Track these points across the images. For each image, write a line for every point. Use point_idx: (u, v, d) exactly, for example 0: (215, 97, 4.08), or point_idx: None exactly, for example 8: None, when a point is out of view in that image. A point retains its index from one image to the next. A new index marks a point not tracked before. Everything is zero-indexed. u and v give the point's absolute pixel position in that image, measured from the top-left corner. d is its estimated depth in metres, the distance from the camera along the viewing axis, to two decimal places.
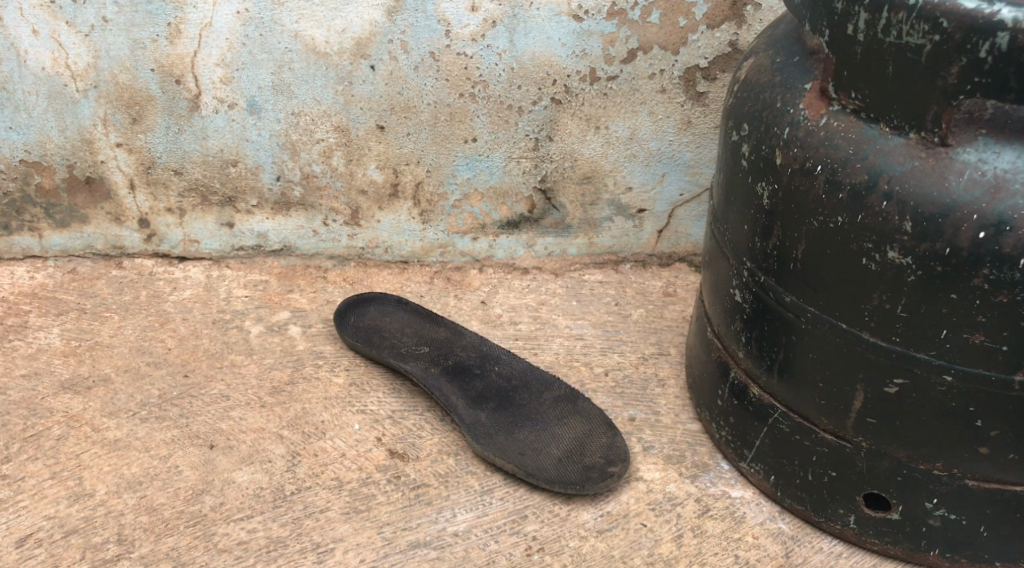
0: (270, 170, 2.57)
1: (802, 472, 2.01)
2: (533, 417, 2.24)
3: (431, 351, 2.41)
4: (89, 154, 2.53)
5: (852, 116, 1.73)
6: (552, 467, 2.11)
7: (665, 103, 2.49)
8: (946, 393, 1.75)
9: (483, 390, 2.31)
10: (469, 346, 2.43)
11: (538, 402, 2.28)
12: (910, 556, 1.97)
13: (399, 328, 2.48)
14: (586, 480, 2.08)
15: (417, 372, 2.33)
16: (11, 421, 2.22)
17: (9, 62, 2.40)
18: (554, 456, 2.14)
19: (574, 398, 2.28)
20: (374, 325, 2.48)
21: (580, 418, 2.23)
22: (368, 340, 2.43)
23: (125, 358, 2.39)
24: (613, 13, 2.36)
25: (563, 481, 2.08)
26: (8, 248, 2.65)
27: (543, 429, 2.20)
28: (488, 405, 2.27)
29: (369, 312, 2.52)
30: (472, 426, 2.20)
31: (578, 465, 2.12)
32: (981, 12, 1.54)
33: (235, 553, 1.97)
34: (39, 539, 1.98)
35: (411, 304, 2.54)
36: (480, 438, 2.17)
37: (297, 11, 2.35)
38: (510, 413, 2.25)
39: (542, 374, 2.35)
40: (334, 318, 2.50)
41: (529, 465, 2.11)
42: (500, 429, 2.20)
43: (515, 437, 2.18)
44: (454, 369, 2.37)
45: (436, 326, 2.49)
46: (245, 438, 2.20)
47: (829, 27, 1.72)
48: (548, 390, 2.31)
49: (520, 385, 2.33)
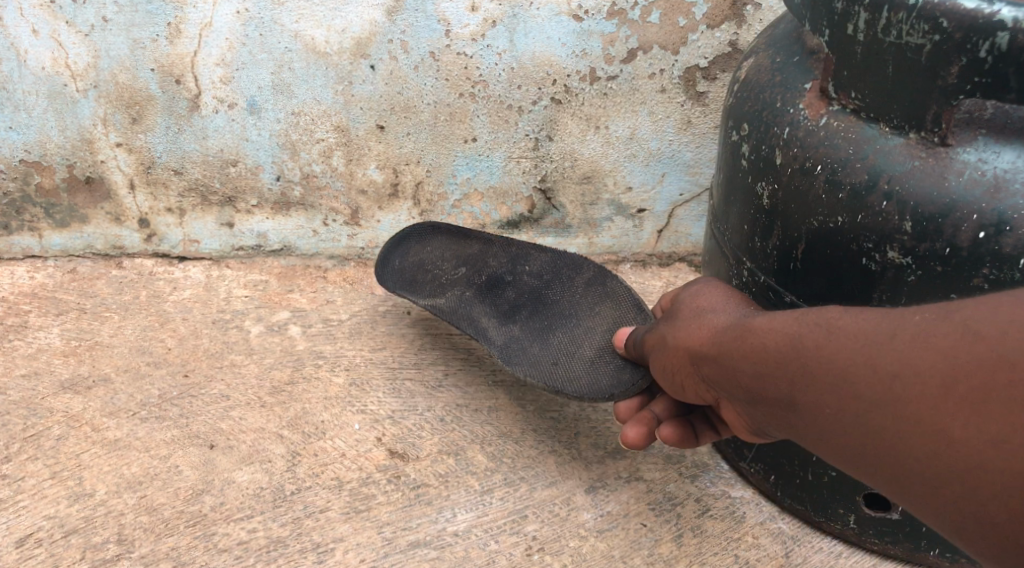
0: (270, 170, 2.57)
1: (802, 472, 2.02)
2: (565, 314, 2.26)
3: (466, 272, 2.40)
4: (89, 154, 2.53)
5: (852, 116, 1.73)
6: (582, 376, 2.10)
7: (665, 103, 2.49)
8: None
9: (515, 298, 2.33)
10: (500, 250, 2.42)
11: (570, 294, 2.29)
12: (910, 556, 1.99)
13: (440, 256, 2.44)
14: (614, 387, 2.04)
15: (450, 304, 2.33)
16: (10, 421, 2.21)
17: (9, 62, 2.40)
18: (587, 358, 2.14)
19: (605, 276, 2.28)
20: (419, 262, 2.43)
21: (610, 304, 2.24)
22: (410, 278, 2.40)
23: (125, 357, 2.38)
24: (613, 13, 2.36)
25: (593, 394, 2.04)
26: (8, 248, 2.64)
27: (577, 328, 2.22)
28: (521, 315, 2.29)
29: (410, 249, 2.44)
30: (510, 342, 2.23)
31: (608, 367, 2.10)
32: (981, 13, 1.55)
33: (235, 553, 1.97)
34: (39, 538, 1.98)
35: (445, 227, 2.45)
36: (512, 358, 2.18)
37: (297, 10, 2.35)
38: (543, 320, 2.27)
39: (569, 256, 2.34)
40: (375, 267, 2.41)
41: (561, 381, 2.10)
42: (534, 340, 2.23)
43: (550, 343, 2.21)
44: (489, 284, 2.37)
45: (469, 241, 2.44)
46: (246, 438, 2.20)
47: (829, 27, 1.71)
48: (577, 276, 2.31)
49: (551, 279, 2.34)
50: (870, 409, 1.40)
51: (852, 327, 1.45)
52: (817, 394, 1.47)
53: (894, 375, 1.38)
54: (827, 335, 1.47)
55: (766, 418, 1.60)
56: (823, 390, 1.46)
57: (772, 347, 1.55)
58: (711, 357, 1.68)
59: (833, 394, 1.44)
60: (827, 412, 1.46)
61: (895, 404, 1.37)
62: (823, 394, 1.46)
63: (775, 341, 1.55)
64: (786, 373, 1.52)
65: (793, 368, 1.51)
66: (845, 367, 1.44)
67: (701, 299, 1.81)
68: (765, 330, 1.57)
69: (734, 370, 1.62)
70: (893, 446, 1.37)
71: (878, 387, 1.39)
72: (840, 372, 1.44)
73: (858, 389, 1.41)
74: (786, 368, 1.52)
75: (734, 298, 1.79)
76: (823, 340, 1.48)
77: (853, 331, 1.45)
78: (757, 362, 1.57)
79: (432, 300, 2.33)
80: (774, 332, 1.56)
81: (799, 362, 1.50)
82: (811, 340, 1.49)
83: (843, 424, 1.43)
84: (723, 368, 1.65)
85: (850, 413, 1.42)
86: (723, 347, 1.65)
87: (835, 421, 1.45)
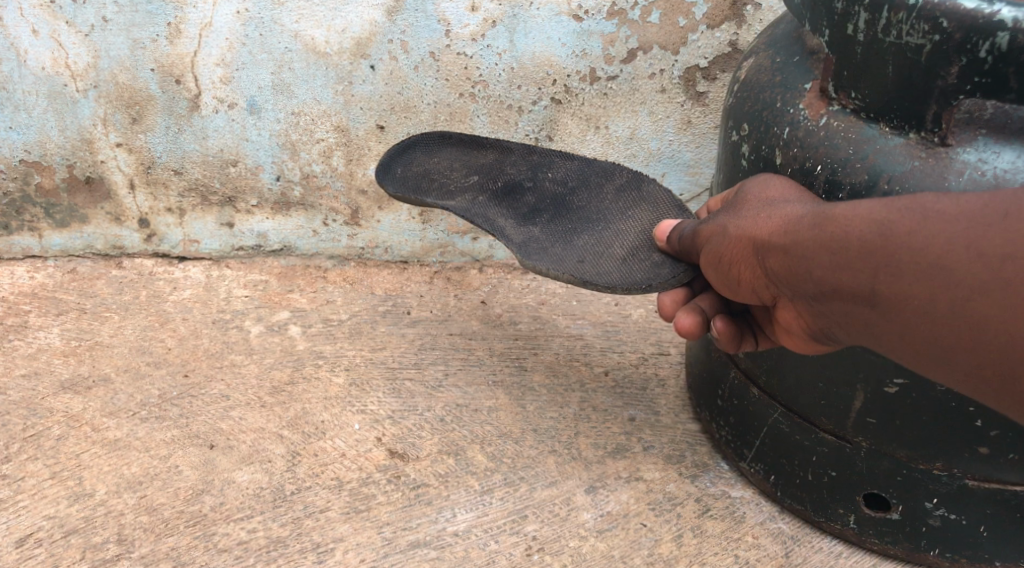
0: (270, 170, 2.57)
1: (802, 472, 2.02)
2: (593, 218, 2.01)
3: (480, 180, 2.15)
4: (89, 154, 2.53)
5: (852, 116, 1.73)
6: (614, 269, 1.89)
7: (665, 103, 2.49)
8: (947, 393, 1.77)
9: (536, 202, 2.08)
10: (520, 160, 2.17)
11: (600, 200, 2.05)
12: (911, 556, 1.99)
13: (448, 167, 2.20)
14: (652, 278, 1.85)
15: (462, 206, 2.08)
16: (11, 421, 2.21)
17: (9, 62, 2.40)
18: (618, 257, 1.91)
19: (640, 181, 2.05)
20: (423, 171, 2.19)
21: (646, 208, 2.00)
22: (415, 187, 2.14)
23: (125, 357, 2.38)
24: (613, 13, 2.36)
25: (626, 285, 1.84)
26: (8, 248, 2.64)
27: (606, 231, 1.98)
28: (541, 219, 2.04)
29: (415, 160, 2.21)
30: (526, 243, 1.98)
31: (643, 263, 1.89)
32: (981, 13, 1.55)
33: (235, 553, 1.97)
34: (39, 538, 1.98)
35: (456, 136, 2.23)
36: (531, 254, 1.93)
37: (297, 10, 2.35)
38: (567, 222, 2.02)
39: (599, 164, 2.10)
40: (376, 172, 2.18)
41: (589, 274, 1.88)
42: (555, 241, 1.98)
43: (574, 245, 1.96)
44: (506, 190, 2.12)
45: (484, 150, 2.21)
46: (245, 438, 2.20)
47: (829, 27, 1.71)
48: (608, 182, 2.07)
49: (578, 187, 2.09)
50: (971, 296, 1.40)
51: (952, 208, 1.42)
52: (907, 283, 1.45)
53: (1005, 258, 1.36)
54: (927, 218, 1.44)
55: (837, 312, 1.56)
56: (914, 278, 1.44)
57: (859, 232, 1.49)
58: (779, 247, 1.60)
59: (934, 279, 1.42)
60: (918, 301, 1.44)
61: (1002, 290, 1.37)
62: (920, 279, 1.44)
63: (859, 229, 1.49)
64: (872, 262, 1.48)
65: (881, 257, 1.47)
66: (944, 252, 1.41)
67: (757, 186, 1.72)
68: (849, 217, 1.51)
69: (808, 258, 1.55)
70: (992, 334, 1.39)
71: (985, 273, 1.38)
72: (942, 256, 1.42)
73: (965, 272, 1.40)
74: (875, 252, 1.48)
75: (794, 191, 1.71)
76: (918, 226, 1.44)
77: (955, 211, 1.42)
78: (837, 253, 1.52)
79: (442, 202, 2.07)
80: (859, 220, 1.50)
81: (893, 246, 1.46)
82: (903, 227, 1.46)
83: (937, 313, 1.43)
84: (794, 261, 1.58)
85: (945, 302, 1.42)
86: (797, 236, 1.57)
87: (933, 307, 1.43)
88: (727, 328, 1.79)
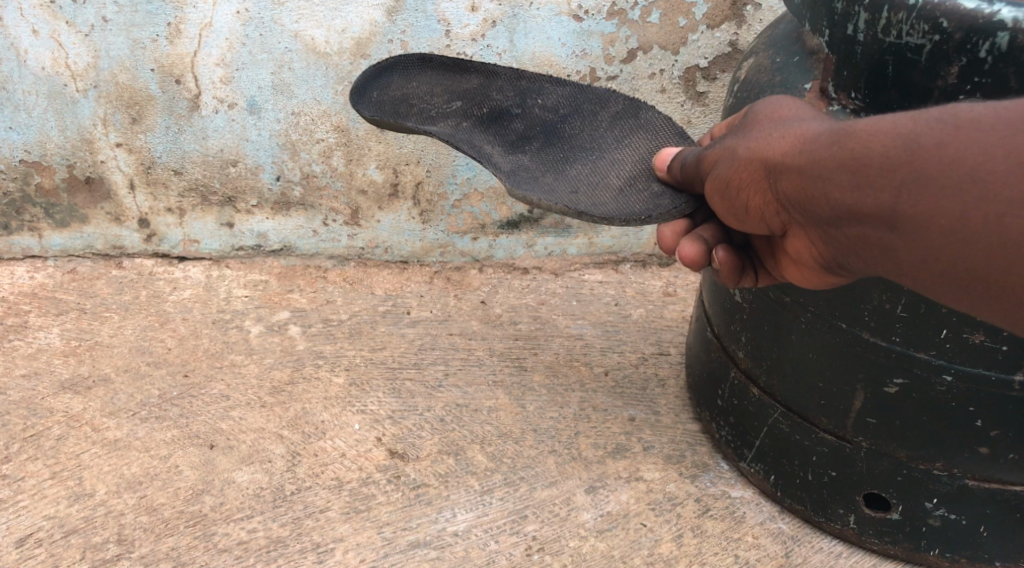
0: (270, 170, 2.57)
1: (802, 472, 2.02)
2: (586, 148, 1.94)
3: (463, 106, 2.05)
4: (89, 154, 2.53)
5: (852, 116, 1.71)
6: (611, 201, 1.80)
7: (665, 103, 2.51)
8: (946, 392, 1.77)
9: (525, 130, 1.99)
10: (507, 85, 2.07)
11: (593, 128, 1.97)
12: (911, 556, 1.99)
13: (428, 92, 2.08)
14: (652, 210, 1.76)
15: (446, 131, 1.97)
16: (10, 421, 2.21)
17: (9, 61, 2.40)
18: (614, 187, 1.83)
19: (637, 109, 1.98)
20: (401, 96, 2.07)
21: (643, 136, 1.93)
22: (393, 111, 2.02)
23: (125, 357, 2.38)
24: (613, 13, 2.38)
25: (625, 215, 1.74)
26: (7, 248, 2.64)
27: (601, 160, 1.91)
28: (530, 147, 1.95)
29: (392, 84, 2.09)
30: (514, 170, 1.89)
31: (642, 193, 1.81)
32: (981, 13, 1.55)
33: (235, 553, 1.97)
34: (39, 539, 1.98)
35: (437, 60, 2.10)
36: (521, 183, 1.84)
37: (297, 10, 2.36)
38: (558, 152, 1.94)
39: (593, 90, 2.02)
40: (351, 95, 2.05)
41: (584, 204, 1.79)
42: (546, 170, 1.89)
43: (566, 174, 1.88)
44: (491, 117, 2.03)
45: (467, 74, 2.09)
46: (246, 439, 2.20)
47: (829, 27, 1.72)
48: (602, 110, 1.99)
49: (569, 114, 2.00)
50: (1006, 210, 1.32)
51: (987, 118, 1.33)
52: (933, 200, 1.37)
53: None
54: (959, 128, 1.35)
55: (852, 238, 1.49)
56: (943, 195, 1.36)
57: (883, 146, 1.41)
58: (793, 168, 1.52)
59: (966, 195, 1.34)
60: (946, 219, 1.36)
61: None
62: (951, 195, 1.35)
63: (883, 144, 1.41)
64: (895, 179, 1.40)
65: (906, 173, 1.39)
66: (978, 162, 1.33)
67: (772, 107, 1.66)
68: (872, 131, 1.42)
69: (825, 176, 1.47)
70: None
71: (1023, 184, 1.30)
72: (976, 169, 1.33)
73: (1001, 189, 1.31)
74: (899, 167, 1.39)
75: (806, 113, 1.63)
76: (949, 137, 1.36)
77: (991, 122, 1.33)
78: (857, 171, 1.43)
79: (424, 128, 1.97)
80: (882, 134, 1.41)
81: (922, 160, 1.37)
82: (931, 139, 1.37)
83: (966, 232, 1.35)
84: (809, 183, 1.50)
85: (976, 219, 1.34)
86: (813, 157, 1.49)
87: (964, 227, 1.35)
88: (729, 259, 1.75)
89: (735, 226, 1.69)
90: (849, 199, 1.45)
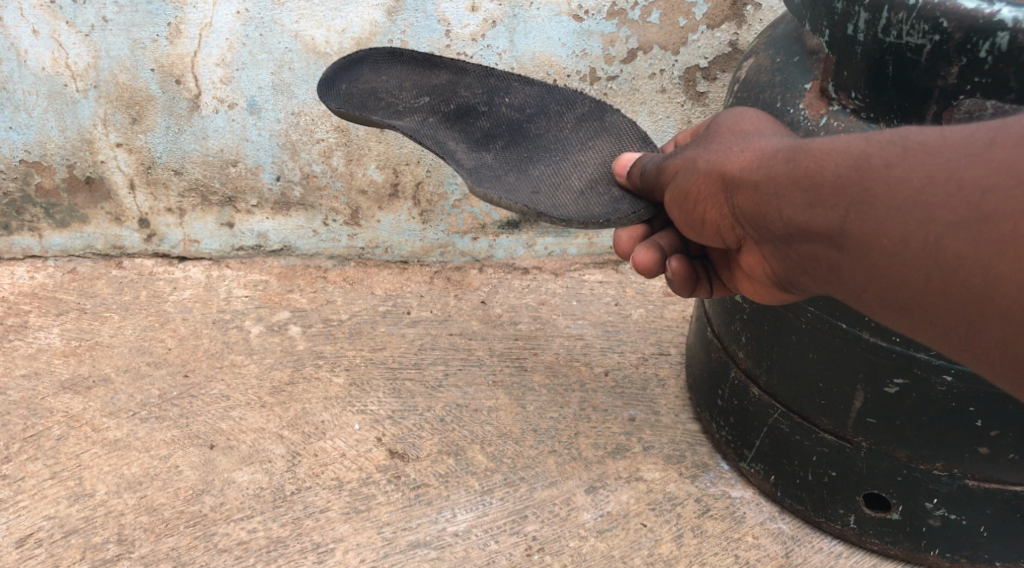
0: (270, 170, 2.57)
1: (802, 472, 2.02)
2: (551, 149, 1.94)
3: (431, 102, 2.04)
4: (89, 154, 2.53)
5: (852, 116, 1.72)
6: (571, 204, 1.81)
7: (665, 103, 2.51)
8: (947, 393, 1.77)
9: (490, 128, 1.99)
10: (475, 83, 2.06)
11: (557, 129, 1.98)
12: (911, 556, 1.98)
13: (398, 86, 2.08)
14: (611, 214, 1.77)
15: (411, 126, 1.97)
16: (11, 421, 2.21)
17: (9, 62, 2.40)
18: (575, 189, 1.84)
19: (602, 111, 1.99)
20: (370, 90, 2.06)
21: (607, 139, 1.94)
22: (361, 105, 2.01)
23: (125, 357, 2.38)
24: (613, 13, 2.38)
25: (585, 218, 1.76)
26: (8, 248, 2.64)
27: (563, 162, 1.91)
28: (495, 145, 1.95)
29: (363, 75, 2.09)
30: (477, 168, 1.88)
31: (601, 198, 1.82)
32: (981, 13, 1.55)
33: (235, 553, 1.97)
34: (39, 538, 1.98)
35: (407, 54, 2.10)
36: (483, 181, 1.84)
37: (297, 10, 2.36)
38: (522, 152, 1.94)
39: (560, 91, 2.02)
40: (320, 86, 2.05)
41: (544, 205, 1.80)
42: (509, 169, 1.89)
43: (528, 175, 1.88)
44: (458, 113, 2.02)
45: (437, 70, 2.09)
46: (245, 438, 2.20)
47: (829, 27, 1.72)
48: (568, 111, 2.00)
49: (536, 114, 2.00)
50: (944, 234, 1.29)
51: (936, 141, 1.32)
52: (876, 222, 1.35)
53: (986, 191, 1.25)
54: (906, 150, 1.34)
55: (802, 257, 1.49)
56: (886, 216, 1.34)
57: (832, 167, 1.40)
58: (752, 185, 1.53)
59: (907, 219, 1.32)
60: (888, 241, 1.34)
61: (980, 228, 1.26)
62: (893, 218, 1.33)
63: (835, 163, 1.40)
64: (843, 199, 1.39)
65: (854, 193, 1.37)
66: (923, 185, 1.31)
67: (738, 119, 1.68)
68: (824, 151, 1.42)
69: (779, 195, 1.48)
70: (965, 275, 1.28)
71: (962, 209, 1.28)
72: (918, 192, 1.31)
73: (939, 213, 1.29)
74: (845, 188, 1.39)
75: (772, 130, 1.63)
76: (897, 159, 1.34)
77: (939, 144, 1.31)
78: (809, 189, 1.43)
79: (389, 121, 1.96)
80: (836, 153, 1.41)
81: (866, 181, 1.36)
82: (881, 159, 1.35)
83: (905, 256, 1.33)
84: (765, 200, 1.51)
85: (916, 243, 1.32)
86: (770, 175, 1.50)
87: (904, 250, 1.33)
88: (682, 269, 1.79)
89: (696, 237, 1.71)
90: (799, 217, 1.45)
